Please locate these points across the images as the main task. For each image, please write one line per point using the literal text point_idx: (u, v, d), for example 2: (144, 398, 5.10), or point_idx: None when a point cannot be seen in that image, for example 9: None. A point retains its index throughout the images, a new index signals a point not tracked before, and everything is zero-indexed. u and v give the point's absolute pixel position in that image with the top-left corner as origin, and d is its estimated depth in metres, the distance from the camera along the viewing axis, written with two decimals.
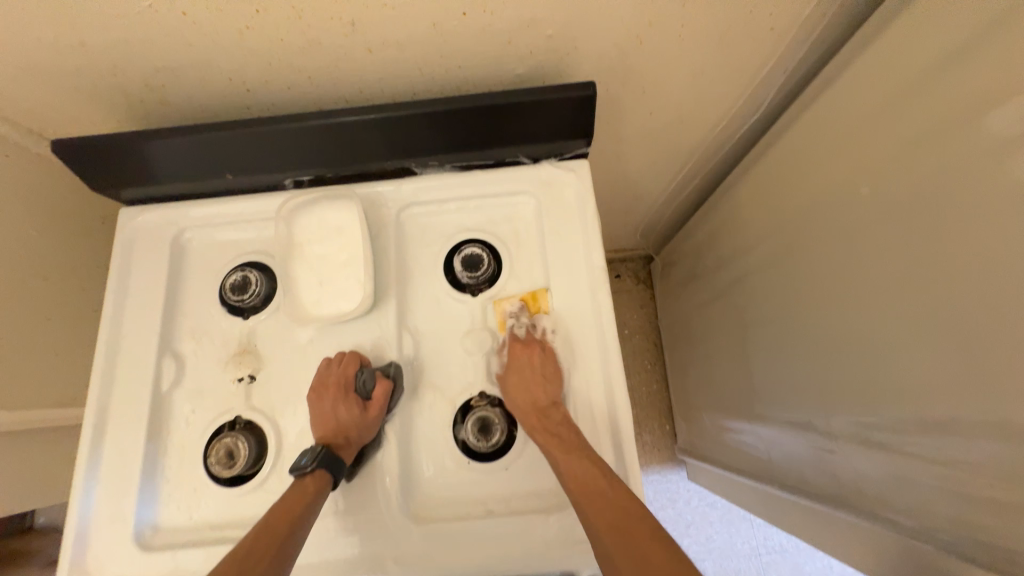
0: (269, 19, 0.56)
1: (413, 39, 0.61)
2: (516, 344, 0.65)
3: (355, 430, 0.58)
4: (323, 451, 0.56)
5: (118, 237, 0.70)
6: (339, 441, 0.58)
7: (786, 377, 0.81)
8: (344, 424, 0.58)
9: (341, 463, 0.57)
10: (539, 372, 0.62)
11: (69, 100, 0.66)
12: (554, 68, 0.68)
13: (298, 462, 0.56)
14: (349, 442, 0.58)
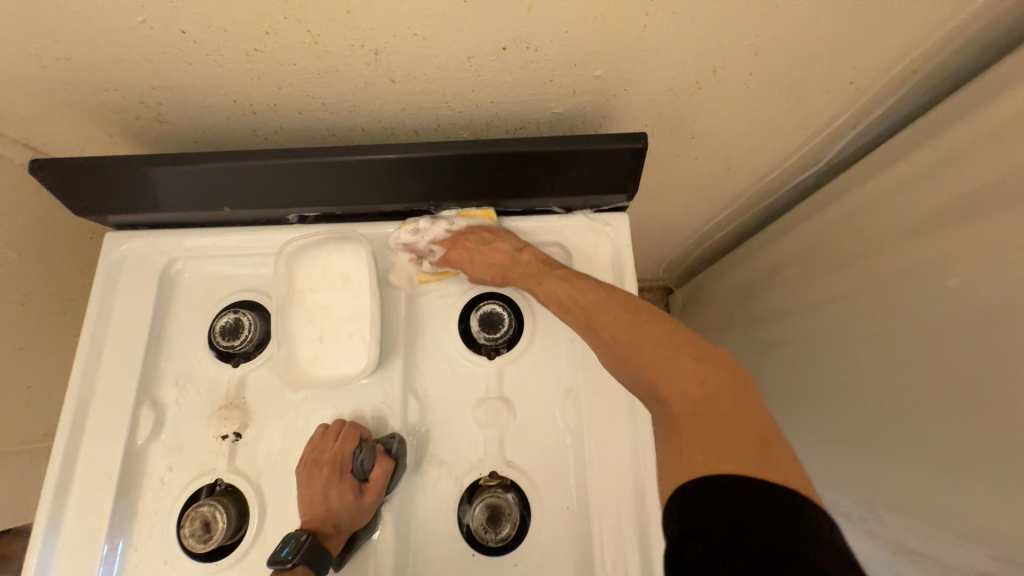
0: (281, 43, 0.49)
1: (442, 72, 0.53)
2: (446, 255, 0.61)
3: (348, 518, 0.51)
4: (309, 544, 0.49)
5: (102, 265, 0.64)
6: (328, 528, 0.51)
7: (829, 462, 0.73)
8: (336, 510, 0.51)
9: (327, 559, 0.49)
10: (481, 250, 0.61)
11: (57, 113, 0.59)
12: (598, 110, 0.60)
13: (277, 554, 0.48)
14: (339, 531, 0.51)
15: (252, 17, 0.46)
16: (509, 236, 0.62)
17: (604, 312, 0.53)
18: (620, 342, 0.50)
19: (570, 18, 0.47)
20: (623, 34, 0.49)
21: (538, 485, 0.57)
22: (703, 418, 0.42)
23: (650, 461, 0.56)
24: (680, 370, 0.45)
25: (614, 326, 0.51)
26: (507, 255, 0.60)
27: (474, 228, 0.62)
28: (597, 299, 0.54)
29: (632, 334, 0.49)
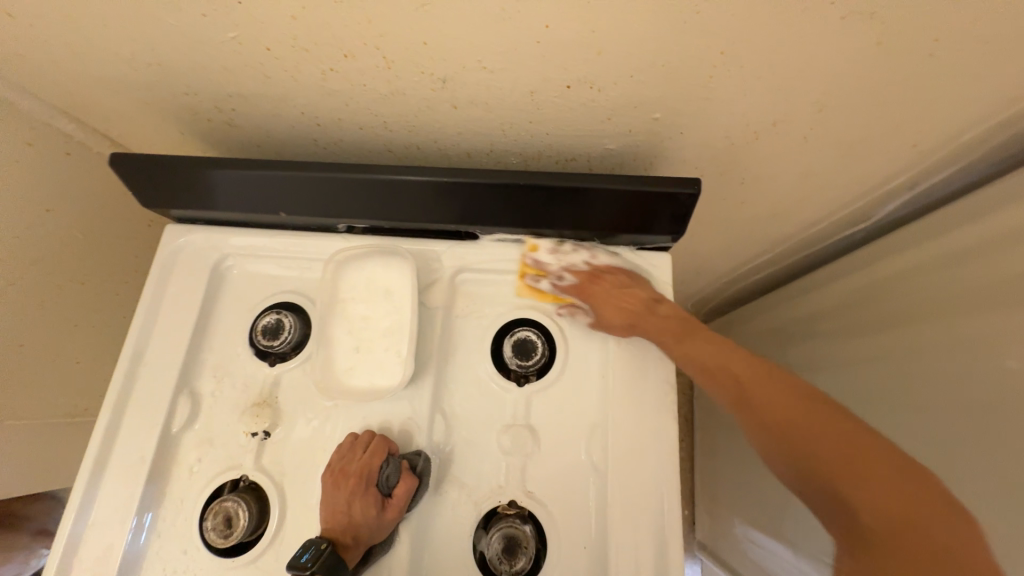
0: (356, 66, 0.51)
1: (504, 103, 0.55)
2: (580, 290, 0.62)
3: (368, 531, 0.52)
4: (329, 553, 0.49)
5: (159, 255, 0.67)
6: (347, 540, 0.51)
7: None
8: (358, 522, 0.52)
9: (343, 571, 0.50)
10: (618, 287, 0.60)
11: (139, 110, 0.63)
12: (650, 150, 0.61)
13: (297, 559, 0.49)
14: (357, 544, 0.51)
15: (334, 41, 0.48)
16: (647, 285, 0.62)
17: (751, 391, 0.54)
18: (774, 417, 0.51)
19: (638, 64, 0.47)
20: (688, 82, 0.49)
21: (556, 520, 0.56)
22: (890, 513, 0.42)
23: (675, 510, 0.55)
24: (847, 453, 0.46)
25: (767, 404, 0.52)
26: (641, 302, 0.59)
27: (611, 267, 0.63)
28: (759, 379, 0.54)
29: (780, 413, 0.51)
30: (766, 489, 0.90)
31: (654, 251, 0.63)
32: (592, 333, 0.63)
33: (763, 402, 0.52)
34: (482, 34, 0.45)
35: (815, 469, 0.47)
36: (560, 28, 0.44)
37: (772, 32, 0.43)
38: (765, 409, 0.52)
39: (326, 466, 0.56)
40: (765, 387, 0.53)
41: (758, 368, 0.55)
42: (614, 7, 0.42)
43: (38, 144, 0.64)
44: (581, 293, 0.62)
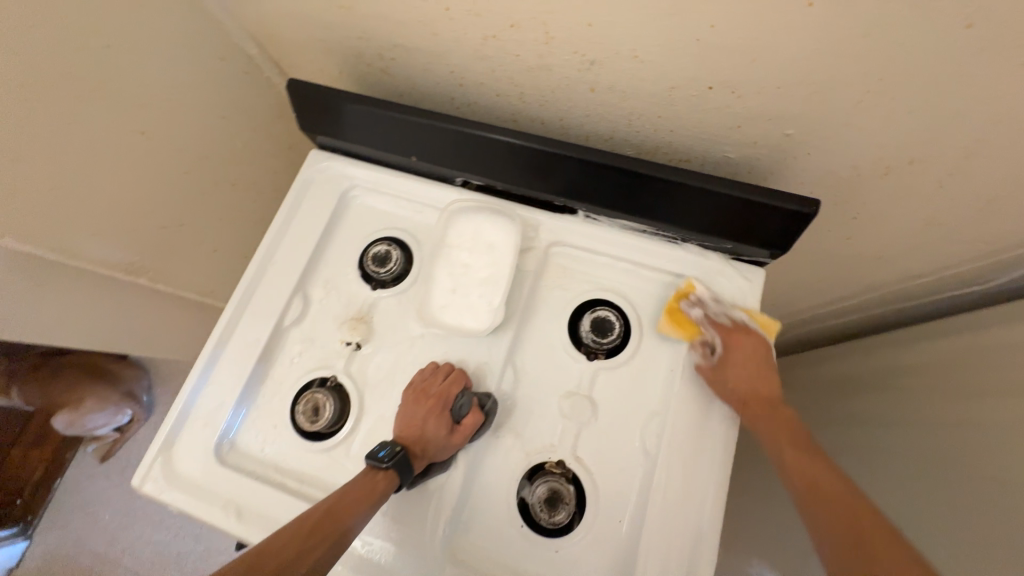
0: (518, 36, 0.56)
1: (640, 93, 0.58)
2: (723, 340, 0.61)
3: (435, 446, 0.58)
4: (402, 455, 0.56)
5: (300, 173, 0.76)
6: (416, 450, 0.58)
7: None
8: (430, 437, 0.58)
9: (409, 475, 0.57)
10: (761, 361, 0.59)
11: (314, 46, 0.72)
12: (769, 165, 0.62)
13: (376, 452, 0.56)
14: (424, 455, 0.58)
15: (505, 12, 0.54)
16: (773, 372, 0.59)
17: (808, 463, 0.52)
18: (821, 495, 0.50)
19: (788, 77, 0.49)
20: (833, 103, 0.50)
21: (598, 489, 0.60)
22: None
23: (717, 511, 0.57)
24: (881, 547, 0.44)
25: (813, 472, 0.52)
26: (770, 385, 0.58)
27: (750, 328, 0.61)
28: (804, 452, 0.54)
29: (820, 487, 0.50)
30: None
31: (749, 263, 0.64)
32: (669, 328, 0.65)
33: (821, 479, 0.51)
34: (646, 26, 0.49)
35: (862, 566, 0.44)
36: (724, 33, 0.46)
37: (941, 69, 0.43)
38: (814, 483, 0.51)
39: (406, 385, 0.64)
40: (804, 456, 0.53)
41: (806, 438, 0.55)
42: (786, 20, 0.43)
43: (229, 61, 0.75)
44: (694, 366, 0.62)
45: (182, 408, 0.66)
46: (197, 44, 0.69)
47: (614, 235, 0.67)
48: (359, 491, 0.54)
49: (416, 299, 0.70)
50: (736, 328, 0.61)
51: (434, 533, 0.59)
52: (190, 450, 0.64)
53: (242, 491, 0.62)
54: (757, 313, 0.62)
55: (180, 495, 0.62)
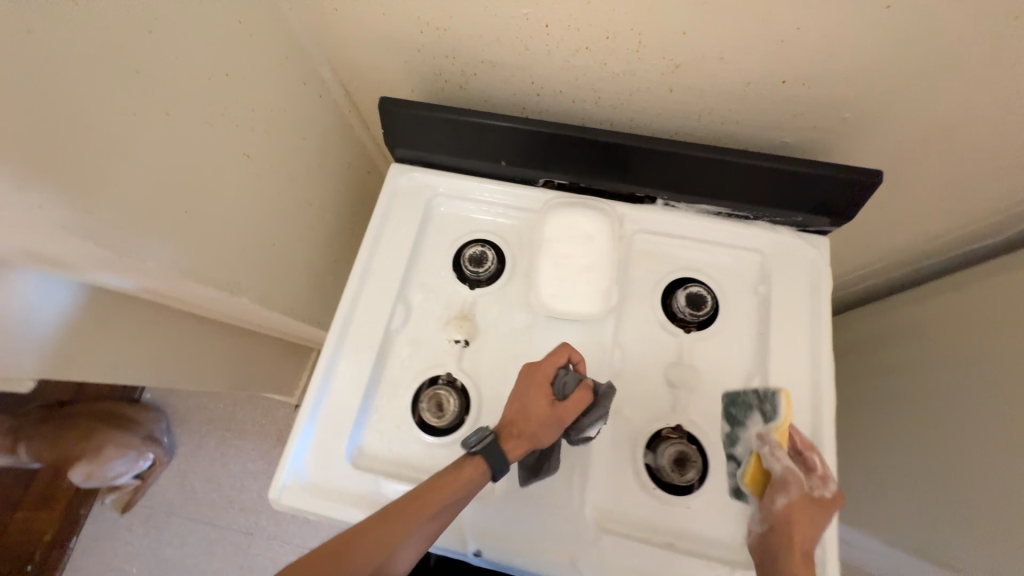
0: (611, 46, 0.63)
1: (718, 90, 0.66)
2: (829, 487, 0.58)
3: (534, 425, 0.59)
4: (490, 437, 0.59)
5: (385, 187, 0.80)
6: (514, 432, 0.60)
7: (941, 506, 0.76)
8: (530, 415, 0.60)
9: (501, 457, 0.58)
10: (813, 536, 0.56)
11: (394, 66, 0.76)
12: (823, 147, 0.71)
13: (467, 440, 0.60)
14: (522, 436, 0.59)
15: (606, 25, 0.60)
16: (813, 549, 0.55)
17: (800, 521, 0.56)
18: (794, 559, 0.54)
19: (854, 68, 0.58)
20: (891, 88, 0.60)
21: (716, 447, 0.65)
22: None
23: (831, 451, 0.63)
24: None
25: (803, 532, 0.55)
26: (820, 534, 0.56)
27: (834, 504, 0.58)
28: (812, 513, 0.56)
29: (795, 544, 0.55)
30: (851, 481, 0.96)
31: (812, 233, 0.73)
32: (752, 297, 0.73)
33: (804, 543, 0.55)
34: (739, 30, 0.57)
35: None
36: (808, 32, 0.55)
37: (987, 51, 0.53)
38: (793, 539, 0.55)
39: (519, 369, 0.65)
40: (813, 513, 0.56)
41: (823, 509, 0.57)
42: (864, 17, 0.53)
43: (309, 85, 0.77)
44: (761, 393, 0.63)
45: (306, 419, 0.67)
46: (287, 68, 0.72)
47: (692, 218, 0.75)
48: (445, 482, 0.56)
49: (516, 293, 0.74)
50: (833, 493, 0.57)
51: (575, 507, 0.62)
52: (325, 457, 0.66)
53: (384, 490, 0.64)
54: (829, 275, 0.70)
55: (322, 500, 0.64)
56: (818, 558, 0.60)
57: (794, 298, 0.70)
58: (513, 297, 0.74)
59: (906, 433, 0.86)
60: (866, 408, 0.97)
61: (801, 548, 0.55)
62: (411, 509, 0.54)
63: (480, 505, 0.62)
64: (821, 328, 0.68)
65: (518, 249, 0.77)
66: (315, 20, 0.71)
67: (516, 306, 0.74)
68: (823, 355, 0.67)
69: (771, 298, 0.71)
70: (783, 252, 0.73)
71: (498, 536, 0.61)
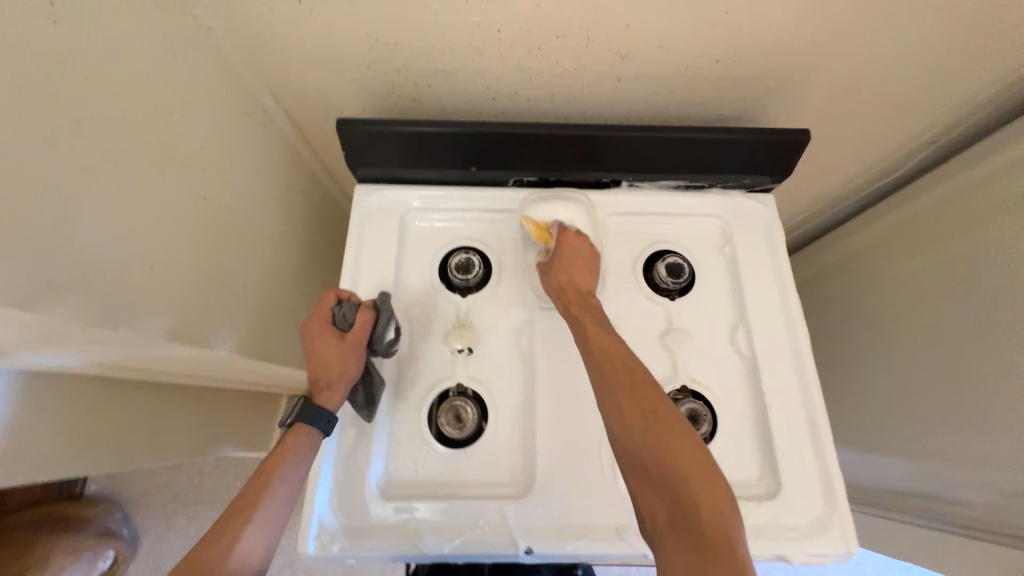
0: (561, 43, 0.66)
1: (661, 75, 0.71)
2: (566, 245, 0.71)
3: (336, 365, 0.65)
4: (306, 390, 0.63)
5: (354, 210, 0.77)
6: (319, 381, 0.64)
7: (898, 409, 0.88)
8: (326, 358, 0.65)
9: (310, 407, 0.63)
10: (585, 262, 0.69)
11: (341, 86, 0.74)
12: (755, 114, 0.79)
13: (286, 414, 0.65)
14: (331, 377, 0.64)
15: (555, 24, 0.63)
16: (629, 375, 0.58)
17: (648, 398, 0.56)
18: (658, 441, 0.53)
19: (775, 43, 0.66)
20: (806, 56, 0.68)
21: (719, 398, 0.71)
22: (703, 518, 0.49)
23: (815, 378, 0.71)
24: (685, 475, 0.51)
25: (654, 409, 0.55)
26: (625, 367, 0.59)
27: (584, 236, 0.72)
28: (651, 390, 0.56)
29: (671, 425, 0.54)
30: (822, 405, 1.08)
31: (760, 191, 0.81)
32: (721, 257, 0.80)
33: (659, 418, 0.54)
34: (676, 19, 0.62)
35: (658, 464, 0.52)
36: (735, 14, 0.62)
37: (876, 16, 0.63)
38: (632, 417, 0.55)
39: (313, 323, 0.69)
40: (631, 388, 0.57)
41: (645, 380, 0.57)
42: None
43: (252, 116, 0.73)
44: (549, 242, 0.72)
45: (324, 459, 0.65)
46: (227, 101, 0.67)
47: (657, 194, 0.80)
48: (275, 456, 0.61)
49: (508, 292, 0.76)
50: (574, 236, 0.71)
51: (611, 483, 0.65)
52: (351, 495, 0.64)
53: (420, 513, 0.63)
54: (780, 226, 0.79)
55: (358, 540, 0.61)
56: (828, 473, 0.67)
57: (756, 252, 0.79)
58: (506, 297, 0.75)
59: (859, 353, 0.98)
60: (822, 339, 1.10)
61: (582, 305, 0.66)
62: (238, 504, 0.57)
63: (522, 504, 0.63)
64: (784, 274, 0.77)
65: (501, 251, 0.79)
66: (250, 48, 0.67)
67: (511, 305, 0.75)
68: (789, 296, 0.75)
69: (737, 256, 0.79)
70: (739, 213, 0.80)
71: (546, 527, 0.63)
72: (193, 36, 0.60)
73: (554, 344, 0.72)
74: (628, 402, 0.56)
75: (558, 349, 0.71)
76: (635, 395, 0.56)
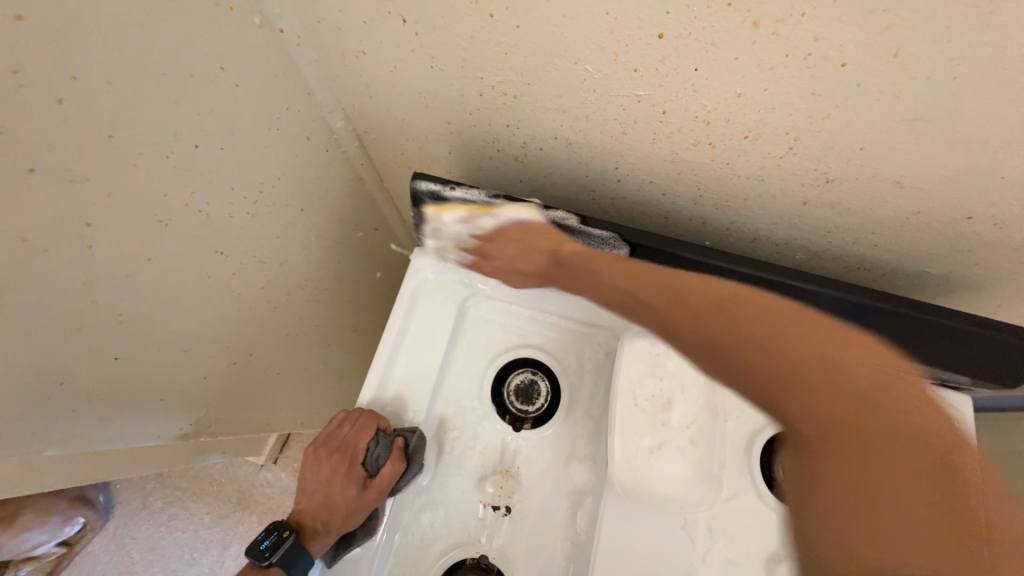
0: (747, 146, 0.46)
1: (870, 212, 0.50)
2: (480, 255, 0.58)
3: (343, 517, 0.48)
4: (289, 543, 0.46)
5: (406, 281, 0.61)
6: (318, 525, 0.49)
7: None
8: (336, 500, 0.49)
9: (291, 560, 0.46)
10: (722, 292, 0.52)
11: (430, 124, 0.57)
12: (975, 282, 0.56)
13: (258, 543, 0.46)
14: (328, 531, 0.48)
15: (750, 123, 0.43)
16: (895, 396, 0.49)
17: (855, 446, 0.48)
18: (919, 464, 0.46)
19: None
20: None
21: None
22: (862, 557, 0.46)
23: None
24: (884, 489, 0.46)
25: (798, 368, 0.50)
26: (842, 403, 0.48)
27: (504, 224, 0.55)
28: (866, 402, 0.48)
29: (821, 351, 0.50)
30: None
31: (953, 390, 0.55)
32: None
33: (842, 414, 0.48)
34: (943, 157, 0.40)
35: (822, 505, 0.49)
36: None
37: None
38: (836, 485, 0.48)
39: (324, 435, 0.52)
40: (808, 362, 0.50)
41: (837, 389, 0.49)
42: None
43: (313, 139, 0.57)
44: (476, 270, 0.60)
45: None
46: (285, 123, 0.51)
47: None
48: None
49: (575, 440, 0.57)
50: (484, 247, 0.58)
51: None
52: None
53: None
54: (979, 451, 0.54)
55: None
56: None
57: None
58: (569, 445, 0.57)
59: None
60: None
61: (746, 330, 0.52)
62: None
63: None
64: None
65: (577, 379, 0.60)
66: (328, 62, 0.50)
67: (572, 458, 0.56)
68: None
69: None
70: None
71: None
72: (258, 40, 0.44)
73: (623, 538, 0.52)
74: (840, 469, 0.48)
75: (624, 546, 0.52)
76: (806, 371, 0.50)
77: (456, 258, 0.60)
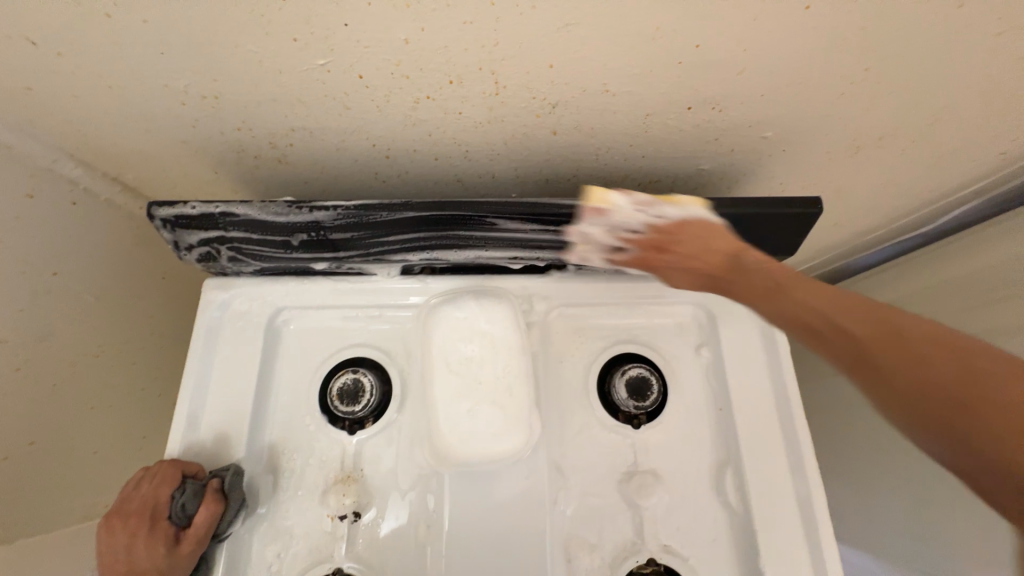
0: (460, 91, 0.45)
1: (611, 127, 0.50)
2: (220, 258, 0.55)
3: None
4: None
5: (200, 317, 0.57)
6: None
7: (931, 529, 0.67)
8: (142, 565, 0.45)
9: None
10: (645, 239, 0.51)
11: (170, 148, 0.53)
12: (745, 169, 0.58)
13: None
14: None
15: (443, 67, 0.42)
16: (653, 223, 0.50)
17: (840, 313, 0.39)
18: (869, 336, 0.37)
19: (767, 84, 0.45)
20: (815, 97, 0.47)
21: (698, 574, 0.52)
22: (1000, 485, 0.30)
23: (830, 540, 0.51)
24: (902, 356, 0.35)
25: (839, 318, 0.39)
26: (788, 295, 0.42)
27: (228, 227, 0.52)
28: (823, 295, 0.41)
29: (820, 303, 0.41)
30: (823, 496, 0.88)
31: None
32: (698, 363, 0.59)
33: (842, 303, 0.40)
34: (622, 55, 0.41)
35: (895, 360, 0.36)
36: (710, 49, 0.41)
37: (927, 39, 0.42)
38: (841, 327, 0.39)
39: (117, 503, 0.48)
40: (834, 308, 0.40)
41: (775, 283, 0.44)
42: (779, 25, 0.39)
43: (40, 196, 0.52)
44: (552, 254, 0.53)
45: None
46: None
47: (617, 279, 0.60)
48: None
49: (415, 425, 0.55)
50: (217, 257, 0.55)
51: None
52: None
53: None
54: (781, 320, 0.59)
55: None
56: None
57: (746, 354, 0.58)
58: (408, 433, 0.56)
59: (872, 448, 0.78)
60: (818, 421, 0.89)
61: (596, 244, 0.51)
62: None
63: None
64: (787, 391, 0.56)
65: (406, 364, 0.58)
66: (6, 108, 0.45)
67: (413, 443, 0.55)
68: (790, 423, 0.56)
69: (721, 361, 0.58)
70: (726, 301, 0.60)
71: None
72: None
73: (472, 502, 0.52)
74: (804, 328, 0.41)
75: (473, 510, 0.52)
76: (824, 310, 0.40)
77: (601, 254, 0.54)
